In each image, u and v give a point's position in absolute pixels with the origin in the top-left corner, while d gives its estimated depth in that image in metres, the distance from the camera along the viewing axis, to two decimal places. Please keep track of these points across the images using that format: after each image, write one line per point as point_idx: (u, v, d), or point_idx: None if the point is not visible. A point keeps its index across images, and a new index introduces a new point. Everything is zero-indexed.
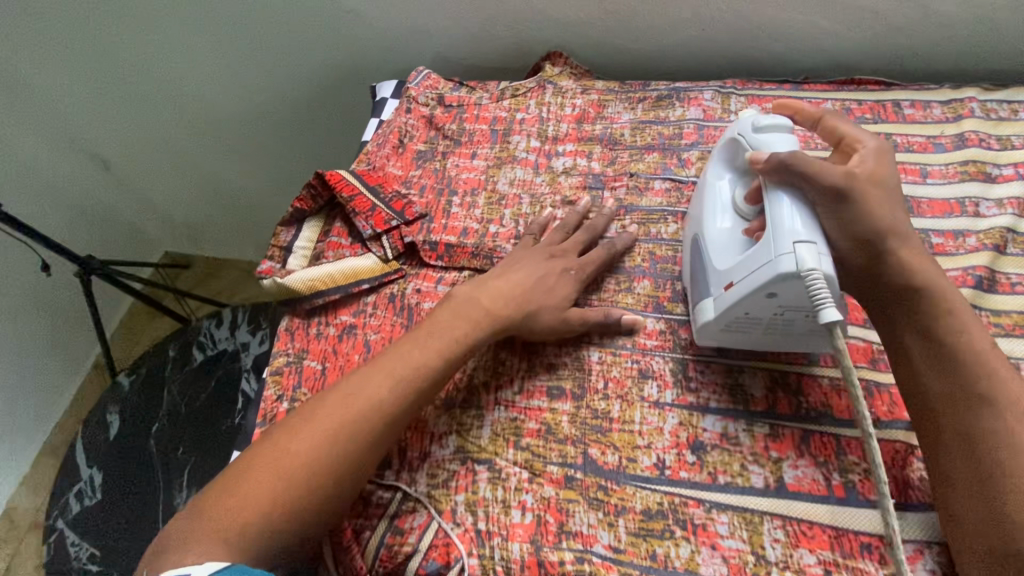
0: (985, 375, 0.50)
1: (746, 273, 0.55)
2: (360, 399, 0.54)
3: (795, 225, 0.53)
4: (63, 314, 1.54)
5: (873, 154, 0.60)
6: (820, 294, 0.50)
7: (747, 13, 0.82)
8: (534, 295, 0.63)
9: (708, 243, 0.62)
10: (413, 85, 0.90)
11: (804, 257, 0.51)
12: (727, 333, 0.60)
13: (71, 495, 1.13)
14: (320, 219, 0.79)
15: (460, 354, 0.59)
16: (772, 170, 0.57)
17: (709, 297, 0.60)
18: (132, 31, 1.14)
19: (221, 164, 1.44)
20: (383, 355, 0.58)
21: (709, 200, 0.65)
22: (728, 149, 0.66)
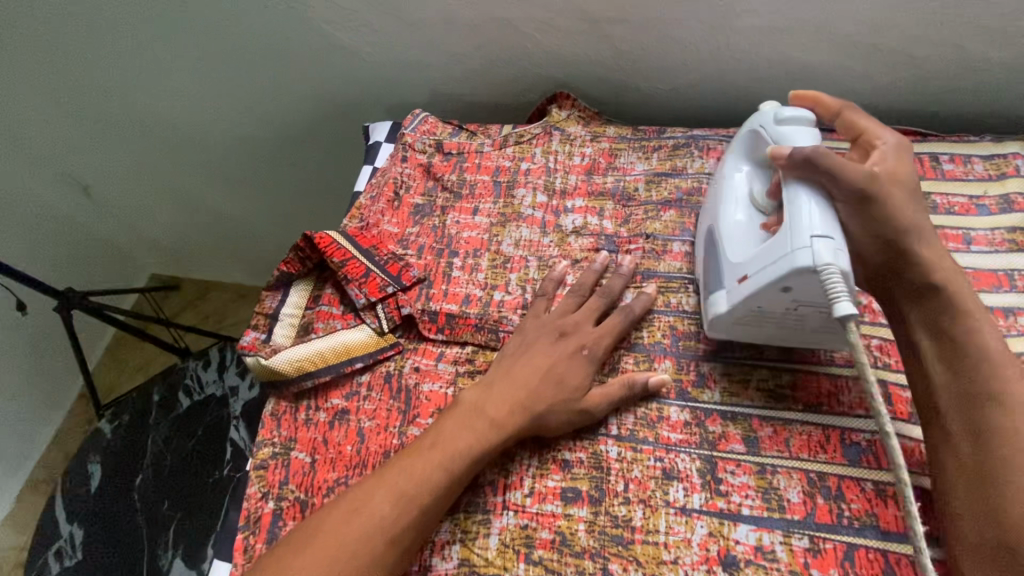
0: (1000, 377, 0.50)
1: (761, 266, 0.53)
2: (360, 519, 0.51)
3: (812, 217, 0.51)
4: (43, 347, 1.47)
5: (892, 152, 0.58)
6: (835, 289, 0.49)
7: (771, 54, 0.76)
8: (543, 390, 0.58)
9: (724, 231, 0.60)
10: (409, 130, 0.84)
11: (821, 252, 0.49)
12: (739, 326, 0.58)
13: (50, 554, 1.07)
14: (310, 282, 0.73)
15: (463, 465, 0.54)
16: (794, 166, 0.54)
17: (720, 289, 0.59)
18: (107, 59, 1.06)
19: (207, 193, 1.37)
20: (384, 468, 0.54)
21: (726, 188, 0.63)
22: (746, 141, 0.64)
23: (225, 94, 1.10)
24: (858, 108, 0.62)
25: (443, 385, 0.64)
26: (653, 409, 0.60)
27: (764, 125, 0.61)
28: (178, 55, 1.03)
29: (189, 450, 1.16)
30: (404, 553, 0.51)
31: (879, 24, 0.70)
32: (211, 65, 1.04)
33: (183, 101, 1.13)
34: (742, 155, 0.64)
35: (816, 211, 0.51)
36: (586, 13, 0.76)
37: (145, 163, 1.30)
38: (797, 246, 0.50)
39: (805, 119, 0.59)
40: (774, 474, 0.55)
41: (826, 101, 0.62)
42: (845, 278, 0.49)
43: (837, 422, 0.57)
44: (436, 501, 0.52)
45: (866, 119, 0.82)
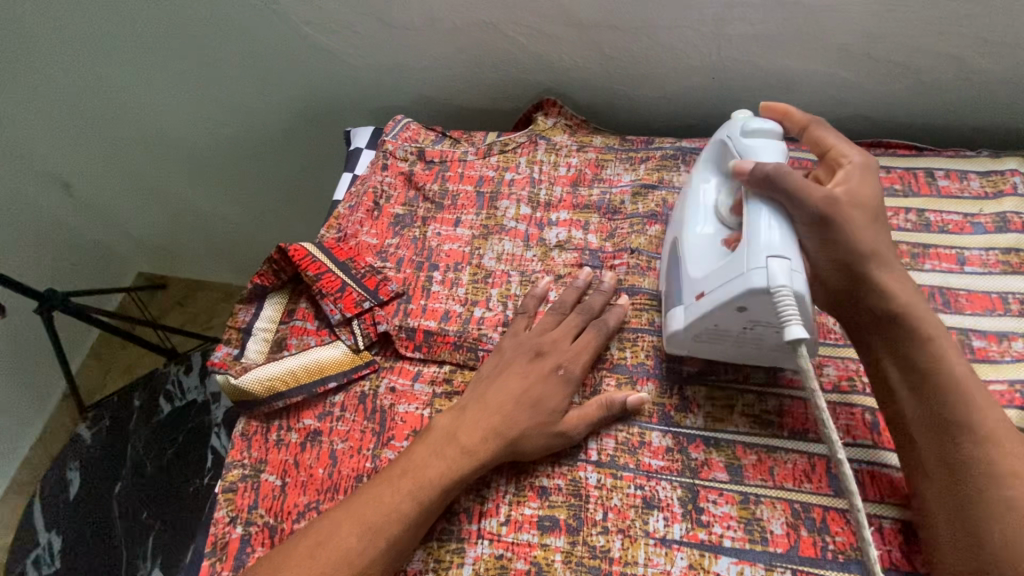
0: (966, 405, 0.48)
1: (718, 284, 0.53)
2: (326, 552, 0.50)
3: (771, 236, 0.51)
4: (23, 347, 1.44)
5: (859, 172, 0.56)
6: (786, 311, 0.49)
7: (763, 63, 0.74)
8: (518, 415, 0.56)
9: (687, 244, 0.59)
10: (390, 137, 0.81)
11: (775, 272, 0.49)
12: (694, 342, 0.58)
13: (29, 561, 1.06)
14: (284, 295, 0.71)
15: (433, 495, 0.53)
16: (752, 181, 0.54)
17: (679, 306, 0.58)
18: (84, 55, 1.02)
19: (190, 193, 1.34)
20: (353, 497, 0.53)
21: (691, 201, 0.62)
22: (715, 151, 0.63)
23: (205, 94, 1.06)
24: (828, 124, 0.61)
25: (419, 406, 0.62)
26: (635, 434, 0.58)
27: (733, 135, 0.60)
28: (155, 53, 1.00)
29: (169, 458, 1.14)
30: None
31: (873, 34, 0.68)
32: (190, 64, 1.01)
33: (163, 100, 1.09)
34: (712, 167, 0.63)
35: (776, 231, 0.51)
36: (572, 19, 0.74)
37: (127, 161, 1.27)
38: (752, 266, 0.50)
39: (771, 131, 0.58)
40: (757, 504, 0.53)
41: (794, 116, 0.61)
42: (795, 300, 0.49)
43: (821, 451, 0.55)
44: (405, 531, 0.51)
45: (860, 131, 0.80)
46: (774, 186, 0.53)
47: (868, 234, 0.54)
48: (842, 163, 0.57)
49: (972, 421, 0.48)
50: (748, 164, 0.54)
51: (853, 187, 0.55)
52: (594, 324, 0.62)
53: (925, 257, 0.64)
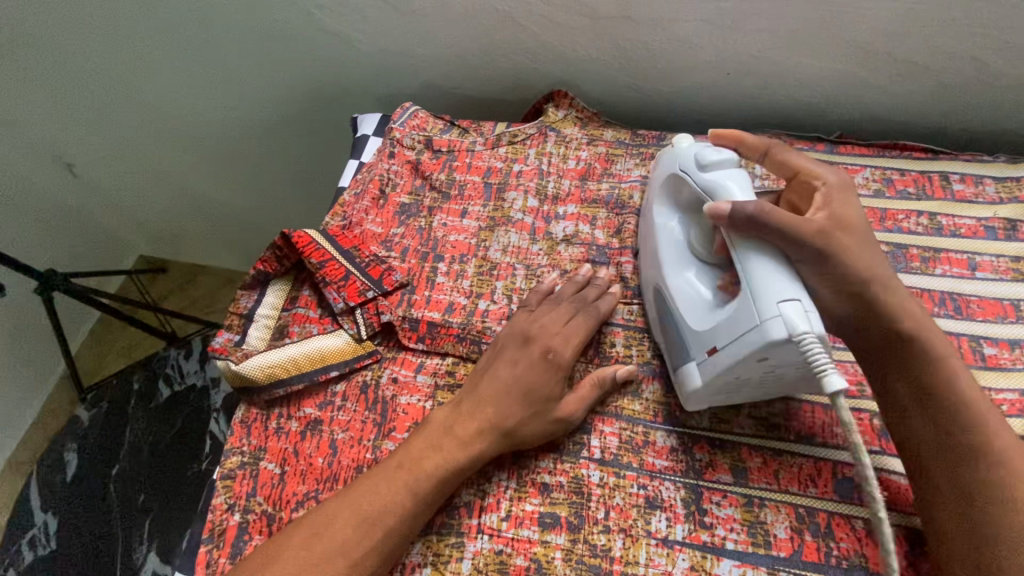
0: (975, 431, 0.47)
1: (732, 339, 0.50)
2: (323, 543, 0.49)
3: (779, 283, 0.48)
4: (21, 327, 1.43)
5: (838, 195, 0.54)
6: (818, 361, 0.46)
7: (781, 59, 0.72)
8: (512, 404, 0.56)
9: (676, 295, 0.57)
10: (398, 124, 0.80)
11: (793, 320, 0.46)
12: (714, 395, 0.55)
13: (24, 542, 1.05)
14: (287, 282, 0.70)
15: (430, 487, 0.52)
16: (736, 227, 0.50)
17: (692, 361, 0.55)
18: (87, 33, 1.01)
19: (193, 176, 1.32)
20: (349, 488, 0.53)
21: (664, 244, 0.60)
22: (672, 187, 0.61)
23: (210, 76, 1.05)
24: (787, 145, 0.58)
25: (421, 399, 0.61)
26: (639, 433, 0.57)
27: (686, 170, 0.58)
28: (160, 33, 0.98)
29: (167, 441, 1.14)
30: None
31: (895, 33, 0.67)
32: (195, 45, 0.99)
33: (167, 81, 1.08)
34: (670, 203, 0.62)
35: (779, 275, 0.48)
36: (587, 8, 0.72)
37: (129, 142, 1.25)
38: (767, 318, 0.47)
39: (728, 160, 0.55)
40: (763, 508, 0.52)
41: (750, 141, 0.59)
42: (824, 344, 0.46)
43: (826, 455, 0.55)
44: (403, 525, 0.51)
45: (875, 130, 0.79)
46: (754, 227, 0.49)
47: (869, 255, 0.52)
48: (815, 187, 0.55)
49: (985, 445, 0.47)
50: (725, 207, 0.50)
51: (843, 206, 0.53)
52: (583, 312, 0.61)
53: (937, 262, 0.63)
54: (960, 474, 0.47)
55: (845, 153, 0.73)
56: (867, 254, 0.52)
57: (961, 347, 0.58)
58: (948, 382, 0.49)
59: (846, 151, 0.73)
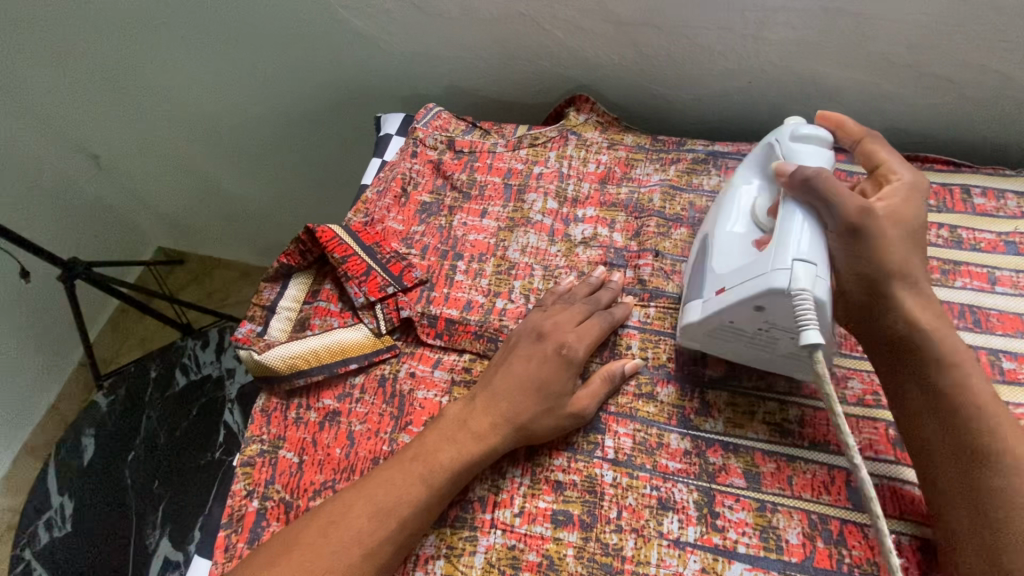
0: (988, 428, 0.47)
1: (739, 281, 0.53)
2: (339, 532, 0.50)
3: (800, 242, 0.51)
4: (42, 313, 1.46)
5: (905, 191, 0.56)
6: (805, 315, 0.49)
7: (802, 69, 0.73)
8: (528, 398, 0.56)
9: (716, 244, 0.59)
10: (421, 124, 0.82)
11: (798, 275, 0.49)
12: (710, 336, 0.58)
13: (40, 523, 1.07)
14: (309, 276, 0.72)
15: (445, 480, 0.53)
16: (794, 184, 0.54)
17: (697, 299, 0.58)
18: (118, 29, 1.04)
19: (215, 170, 1.35)
20: (366, 478, 0.54)
21: (730, 199, 0.62)
22: (758, 151, 0.62)
23: (236, 73, 1.07)
24: (880, 137, 0.61)
25: (438, 394, 0.62)
26: (653, 435, 0.58)
27: (780, 138, 0.60)
28: (189, 31, 1.01)
29: (182, 430, 1.16)
30: (378, 567, 0.50)
31: (918, 44, 0.67)
32: (221, 43, 1.01)
33: (192, 77, 1.11)
34: (754, 169, 0.62)
35: (807, 238, 0.51)
36: (610, 14, 0.73)
37: (154, 135, 1.28)
38: (777, 266, 0.50)
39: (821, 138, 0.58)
40: (775, 514, 0.53)
41: (848, 128, 0.61)
42: (815, 307, 0.49)
43: (841, 463, 0.55)
44: (417, 515, 0.52)
45: (896, 142, 0.79)
46: (810, 188, 0.53)
47: (909, 253, 0.53)
48: (888, 178, 0.57)
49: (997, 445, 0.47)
50: (789, 168, 0.55)
51: (897, 205, 0.55)
52: (601, 313, 0.62)
53: (956, 274, 0.63)
54: (965, 465, 0.47)
55: None
56: (904, 250, 0.53)
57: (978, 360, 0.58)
58: (973, 380, 0.50)
59: None
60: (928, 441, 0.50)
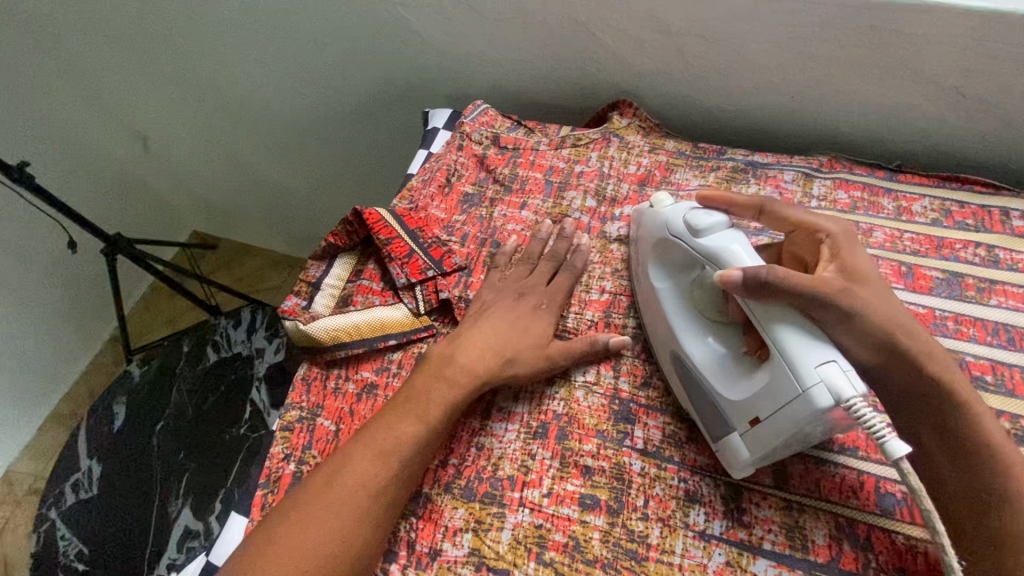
0: (1001, 470, 0.48)
1: (776, 410, 0.50)
2: (343, 480, 0.54)
3: (805, 350, 0.48)
4: (80, 284, 1.52)
5: (844, 244, 0.56)
6: (876, 425, 0.45)
7: (846, 86, 0.74)
8: (522, 342, 0.62)
9: (707, 367, 0.56)
10: (469, 119, 0.85)
11: (837, 385, 0.46)
12: (764, 461, 0.53)
13: (68, 485, 1.11)
14: (353, 256, 0.74)
15: (438, 415, 0.57)
16: (751, 292, 0.50)
17: (733, 433, 0.54)
18: (179, 16, 1.09)
19: (258, 158, 1.40)
20: (365, 429, 0.58)
21: (671, 304, 0.60)
22: (669, 249, 0.61)
23: (286, 65, 1.11)
24: (776, 199, 0.60)
25: None
26: (682, 429, 0.59)
27: (678, 235, 0.59)
28: (246, 22, 1.05)
29: (209, 405, 1.19)
30: (387, 507, 0.54)
31: (968, 68, 0.68)
32: (275, 36, 1.06)
33: (243, 67, 1.15)
34: (663, 269, 0.62)
35: (804, 342, 0.48)
36: (660, 23, 0.75)
37: (202, 120, 1.34)
38: (809, 386, 0.47)
39: (721, 219, 0.57)
40: (803, 513, 0.53)
41: (741, 200, 0.60)
42: (869, 403, 0.46)
43: (870, 469, 0.55)
44: (418, 453, 0.56)
45: (938, 163, 0.79)
46: (774, 290, 0.49)
47: (888, 299, 0.53)
48: (818, 238, 0.57)
49: (1013, 486, 0.47)
50: (735, 274, 0.51)
51: (851, 257, 0.55)
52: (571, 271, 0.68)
53: (991, 293, 0.64)
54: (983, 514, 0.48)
55: (905, 182, 0.73)
56: (889, 302, 0.52)
57: (1012, 378, 0.58)
58: (974, 422, 0.50)
59: (906, 179, 0.74)
60: (949, 498, 0.50)
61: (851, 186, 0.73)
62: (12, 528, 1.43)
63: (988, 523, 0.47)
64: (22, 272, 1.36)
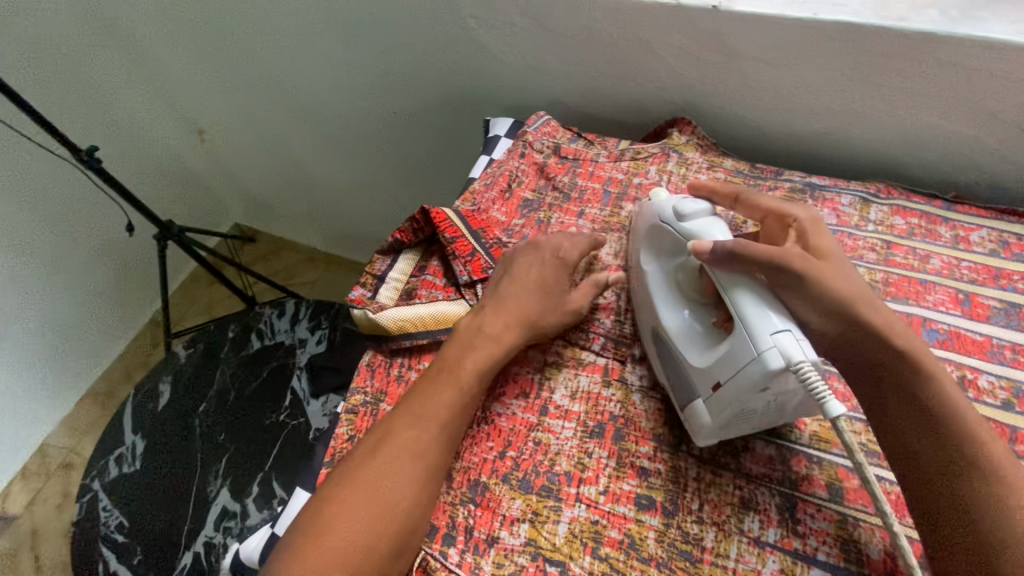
0: (969, 442, 0.50)
1: (732, 373, 0.53)
2: (387, 446, 0.57)
3: (767, 318, 0.52)
4: (128, 267, 1.58)
5: (810, 228, 0.59)
6: (818, 388, 0.49)
7: (904, 115, 0.76)
8: (525, 295, 0.66)
9: (677, 338, 0.60)
10: (531, 129, 0.88)
11: (788, 349, 0.50)
12: (725, 430, 0.56)
13: (112, 458, 1.15)
14: (416, 253, 0.78)
15: (472, 381, 0.61)
16: (718, 261, 0.56)
17: (697, 399, 0.57)
18: (250, 18, 1.14)
19: (308, 155, 1.45)
20: (405, 398, 0.61)
21: (654, 283, 0.64)
22: (654, 232, 0.66)
23: (347, 69, 1.16)
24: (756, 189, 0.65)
25: (531, 371, 0.67)
26: (739, 438, 0.60)
27: (666, 220, 0.64)
28: (313, 27, 1.10)
29: (252, 389, 1.23)
30: (429, 471, 0.57)
31: None
32: (339, 42, 1.10)
33: (306, 69, 1.20)
34: (651, 253, 0.67)
35: (766, 312, 0.52)
36: (725, 46, 0.78)
37: (259, 116, 1.39)
38: (763, 349, 0.51)
39: (705, 210, 0.62)
40: (850, 521, 0.54)
41: (723, 190, 0.67)
42: (818, 372, 0.50)
43: None
44: (454, 417, 0.59)
45: (992, 196, 0.80)
46: (739, 256, 0.54)
47: (848, 278, 0.56)
48: (786, 223, 0.61)
49: (978, 458, 0.49)
50: (707, 245, 0.57)
51: (817, 241, 0.58)
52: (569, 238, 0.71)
53: None
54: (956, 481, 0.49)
55: (963, 212, 0.74)
56: (851, 281, 0.55)
57: None
58: (938, 394, 0.52)
59: (964, 210, 0.75)
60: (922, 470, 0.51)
61: (908, 213, 0.74)
62: (42, 499, 1.47)
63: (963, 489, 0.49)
64: (77, 250, 1.43)
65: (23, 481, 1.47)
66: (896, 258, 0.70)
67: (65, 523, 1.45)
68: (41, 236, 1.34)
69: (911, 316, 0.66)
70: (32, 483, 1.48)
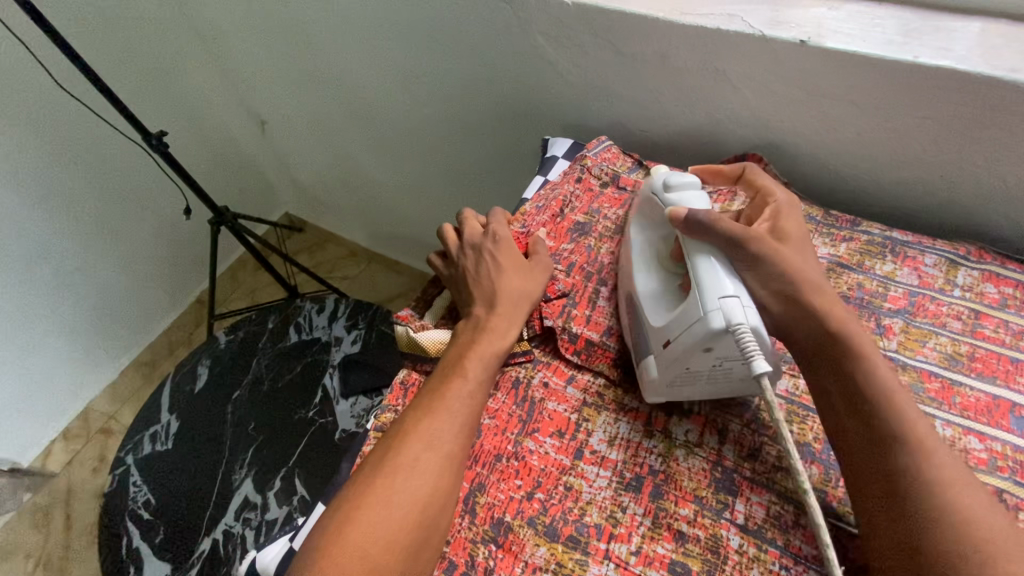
0: (889, 419, 0.51)
1: (680, 330, 0.56)
2: (407, 444, 0.56)
3: (717, 284, 0.56)
4: (180, 247, 1.63)
5: (785, 210, 0.64)
6: (750, 347, 0.52)
7: (1006, 172, 0.69)
8: (497, 265, 0.69)
9: (644, 298, 0.63)
10: (591, 153, 0.85)
11: (730, 312, 0.53)
12: (671, 389, 0.59)
13: (146, 435, 1.17)
14: None
15: (484, 370, 0.61)
16: (692, 229, 0.60)
17: (648, 355, 0.61)
18: (320, 18, 1.16)
19: (362, 154, 1.46)
20: (421, 395, 0.60)
21: (637, 250, 0.68)
22: (646, 206, 0.70)
23: (409, 75, 1.16)
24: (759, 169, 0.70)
25: (567, 409, 0.63)
26: (789, 513, 0.55)
27: (655, 193, 0.67)
28: (381, 32, 1.10)
29: (284, 383, 1.24)
30: (447, 465, 0.56)
31: None
32: (405, 48, 1.10)
33: (370, 71, 1.21)
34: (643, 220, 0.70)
35: (719, 280, 0.56)
36: (809, 84, 0.73)
37: (320, 112, 1.42)
38: (708, 310, 0.54)
39: (693, 184, 0.65)
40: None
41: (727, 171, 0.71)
42: (755, 335, 0.53)
43: None
44: (468, 407, 0.59)
45: None
46: (709, 229, 0.59)
47: (806, 259, 0.61)
48: (767, 203, 0.65)
49: (904, 433, 0.50)
50: (683, 211, 0.61)
51: (785, 222, 0.63)
52: (494, 219, 0.74)
53: None
54: (882, 456, 0.50)
55: None
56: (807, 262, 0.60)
57: None
58: (870, 372, 0.54)
59: None
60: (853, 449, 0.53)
61: (1002, 281, 0.68)
62: (79, 461, 1.53)
63: (887, 462, 0.50)
64: (135, 226, 1.48)
65: (64, 442, 1.53)
66: (984, 329, 0.64)
67: (98, 486, 1.50)
68: (105, 211, 1.40)
69: (998, 399, 0.59)
70: (71, 445, 1.53)
